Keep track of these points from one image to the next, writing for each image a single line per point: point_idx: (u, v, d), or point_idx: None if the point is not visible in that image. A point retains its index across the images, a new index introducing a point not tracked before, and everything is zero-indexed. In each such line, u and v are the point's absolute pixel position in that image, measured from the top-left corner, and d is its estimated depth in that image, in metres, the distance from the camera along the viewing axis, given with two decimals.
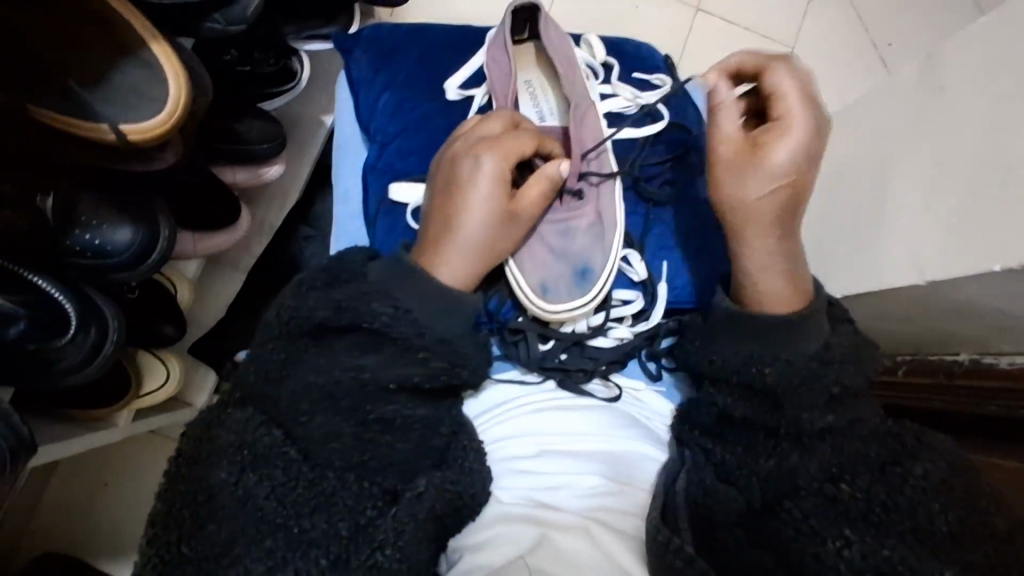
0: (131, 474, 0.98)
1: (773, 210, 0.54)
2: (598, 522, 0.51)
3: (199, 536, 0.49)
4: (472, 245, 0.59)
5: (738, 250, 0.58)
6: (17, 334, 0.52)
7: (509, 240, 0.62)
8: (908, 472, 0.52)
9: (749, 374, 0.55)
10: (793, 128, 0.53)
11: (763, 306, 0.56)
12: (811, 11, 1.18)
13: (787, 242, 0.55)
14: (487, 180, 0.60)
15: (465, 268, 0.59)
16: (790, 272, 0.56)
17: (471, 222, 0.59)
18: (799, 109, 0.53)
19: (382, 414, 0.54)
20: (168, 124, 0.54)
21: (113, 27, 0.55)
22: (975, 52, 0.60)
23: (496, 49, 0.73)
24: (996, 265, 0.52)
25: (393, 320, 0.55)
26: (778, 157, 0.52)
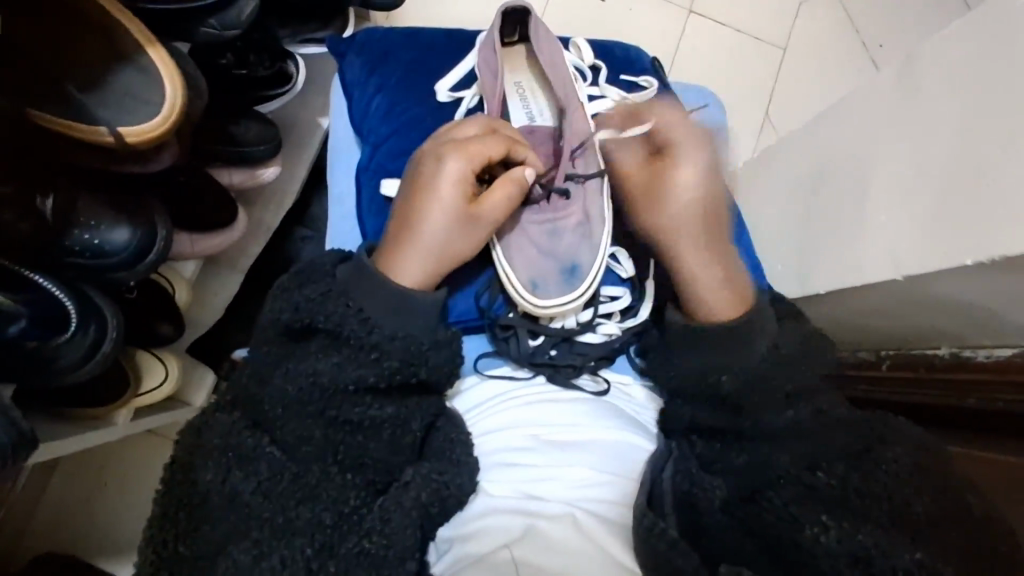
0: (129, 472, 0.99)
1: (693, 220, 0.65)
2: (580, 509, 0.52)
3: (192, 536, 0.51)
4: (424, 246, 0.59)
5: (700, 265, 0.63)
6: (17, 332, 0.54)
7: (468, 244, 0.62)
8: (880, 459, 0.54)
9: (721, 374, 0.59)
10: (678, 164, 0.68)
11: (710, 314, 0.62)
12: (802, 13, 1.19)
13: (714, 248, 0.64)
14: (447, 182, 0.61)
15: (421, 269, 0.59)
16: (721, 275, 0.63)
17: (428, 224, 0.60)
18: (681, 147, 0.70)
19: (349, 417, 0.55)
20: (166, 126, 0.56)
21: (109, 32, 0.56)
22: (947, 52, 0.61)
23: (487, 51, 0.74)
24: (968, 261, 0.54)
25: (344, 318, 0.56)
26: (681, 183, 0.67)
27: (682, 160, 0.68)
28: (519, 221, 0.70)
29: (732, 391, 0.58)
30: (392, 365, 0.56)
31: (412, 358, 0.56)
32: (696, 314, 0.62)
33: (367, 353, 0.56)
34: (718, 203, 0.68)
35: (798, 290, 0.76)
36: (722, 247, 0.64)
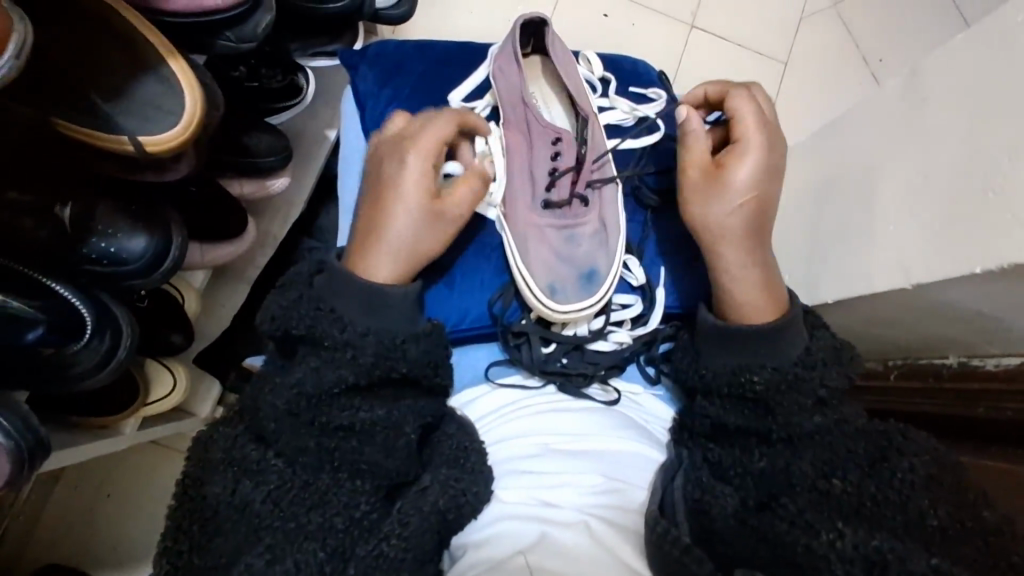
0: (135, 484, 0.98)
1: (745, 224, 0.60)
2: (596, 517, 0.52)
3: (206, 549, 0.51)
4: (392, 246, 0.59)
5: (726, 255, 0.61)
6: (34, 338, 0.54)
7: (434, 240, 0.62)
8: (893, 465, 0.53)
9: (742, 381, 0.58)
10: (745, 157, 0.61)
11: (744, 316, 0.60)
12: (802, 29, 1.21)
13: (760, 253, 0.61)
14: (409, 180, 0.61)
15: (394, 268, 0.60)
16: (761, 283, 0.60)
17: (391, 222, 0.60)
18: (755, 134, 0.62)
19: (339, 421, 0.55)
20: (185, 135, 0.57)
21: (133, 43, 0.57)
22: (948, 65, 0.62)
23: (504, 60, 0.74)
24: (977, 268, 0.54)
25: (324, 320, 0.56)
26: (736, 179, 0.60)
27: (753, 150, 0.61)
28: (536, 228, 0.71)
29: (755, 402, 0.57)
30: (375, 362, 0.56)
31: (386, 353, 0.56)
32: (727, 313, 0.61)
33: (345, 354, 0.55)
34: (769, 199, 0.61)
35: (806, 299, 0.76)
36: (764, 258, 0.61)
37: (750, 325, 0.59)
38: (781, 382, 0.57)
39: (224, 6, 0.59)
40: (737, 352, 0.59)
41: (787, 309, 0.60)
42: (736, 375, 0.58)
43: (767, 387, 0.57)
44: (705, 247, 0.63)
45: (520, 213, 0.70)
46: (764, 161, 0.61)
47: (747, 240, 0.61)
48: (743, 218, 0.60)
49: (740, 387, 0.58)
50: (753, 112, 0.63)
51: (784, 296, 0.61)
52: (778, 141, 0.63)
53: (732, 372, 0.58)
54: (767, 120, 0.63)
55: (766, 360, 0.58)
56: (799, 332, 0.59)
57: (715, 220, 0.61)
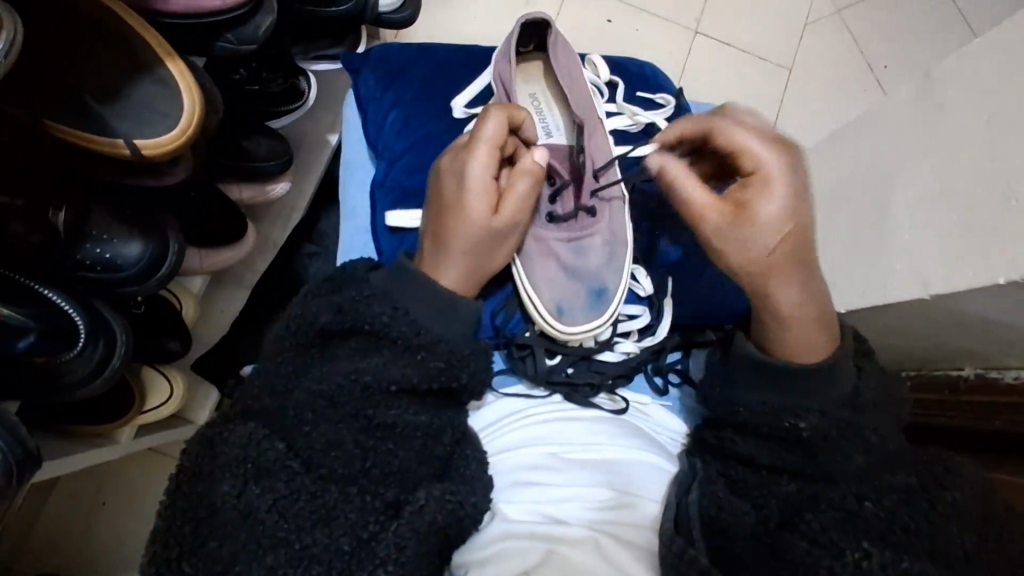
0: (130, 493, 0.96)
1: (790, 257, 0.54)
2: (605, 533, 0.51)
3: (200, 552, 0.49)
4: (458, 251, 0.59)
5: (782, 296, 0.55)
6: (26, 347, 0.51)
7: (499, 245, 0.61)
8: (936, 497, 0.51)
9: (784, 426, 0.55)
10: (769, 182, 0.55)
11: (795, 356, 0.56)
12: (808, 35, 1.20)
13: (811, 281, 0.56)
14: (472, 188, 0.59)
15: (459, 274, 0.59)
16: (816, 318, 0.56)
17: (458, 228, 0.59)
18: (771, 156, 0.56)
19: (383, 419, 0.54)
20: (180, 141, 0.55)
21: (129, 45, 0.56)
22: (967, 71, 0.61)
23: (502, 64, 0.73)
24: (1000, 279, 0.53)
25: (393, 320, 0.56)
26: (767, 215, 0.54)
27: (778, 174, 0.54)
28: (544, 241, 0.69)
29: (798, 428, 0.55)
30: (437, 365, 0.56)
31: (456, 362, 0.57)
32: (774, 351, 0.57)
33: (361, 367, 0.54)
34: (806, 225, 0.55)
35: None
36: (811, 278, 0.56)
37: (794, 364, 0.56)
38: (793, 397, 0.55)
39: (225, 7, 0.58)
40: (772, 394, 0.57)
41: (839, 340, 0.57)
42: (776, 418, 0.56)
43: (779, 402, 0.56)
44: (752, 289, 0.57)
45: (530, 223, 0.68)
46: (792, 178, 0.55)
47: (796, 272, 0.55)
48: (787, 255, 0.54)
49: (781, 430, 0.56)
50: (751, 135, 0.57)
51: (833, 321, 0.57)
52: (798, 157, 0.57)
53: (774, 413, 0.56)
54: (771, 138, 0.57)
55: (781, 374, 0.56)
56: (850, 370, 0.57)
57: (757, 262, 0.55)
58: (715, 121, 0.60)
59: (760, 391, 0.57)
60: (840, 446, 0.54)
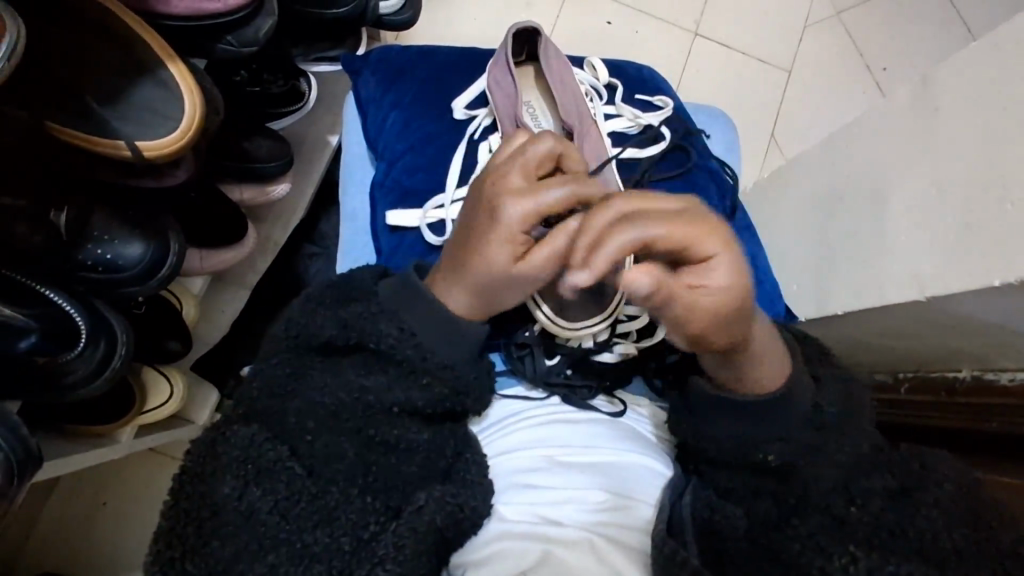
0: (131, 493, 0.97)
1: (728, 346, 0.47)
2: (601, 536, 0.52)
3: (202, 552, 0.49)
4: (473, 284, 0.54)
5: (752, 362, 0.53)
6: (27, 347, 0.52)
7: (523, 289, 0.54)
8: (921, 501, 0.51)
9: (756, 458, 0.55)
10: (706, 276, 0.43)
11: (755, 385, 0.54)
12: (807, 37, 1.21)
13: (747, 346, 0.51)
14: (499, 226, 0.50)
15: (468, 304, 0.56)
16: (780, 353, 0.54)
17: (479, 263, 0.52)
18: (704, 246, 0.42)
19: (382, 435, 0.54)
20: (171, 151, 0.56)
21: (131, 48, 0.56)
22: (962, 75, 0.61)
23: (498, 71, 0.73)
24: (996, 281, 0.53)
25: (390, 334, 0.56)
26: (699, 303, 0.43)
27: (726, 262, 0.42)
28: None
29: (768, 460, 0.55)
30: (444, 391, 0.56)
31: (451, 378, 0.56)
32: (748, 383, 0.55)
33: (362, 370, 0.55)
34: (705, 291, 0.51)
35: (815, 312, 0.75)
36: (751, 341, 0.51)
37: (758, 394, 0.54)
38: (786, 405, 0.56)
39: (226, 10, 0.58)
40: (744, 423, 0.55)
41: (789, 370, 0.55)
42: (749, 451, 0.55)
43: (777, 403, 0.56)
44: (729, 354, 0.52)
45: None
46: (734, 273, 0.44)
47: (725, 342, 0.47)
48: (698, 344, 0.48)
49: (754, 461, 0.55)
50: (682, 215, 0.42)
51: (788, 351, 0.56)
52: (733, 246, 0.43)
53: (738, 445, 0.55)
54: (702, 216, 0.43)
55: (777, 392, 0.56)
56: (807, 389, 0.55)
57: (712, 348, 0.48)
58: (608, 224, 0.40)
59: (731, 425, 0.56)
60: (838, 449, 0.54)
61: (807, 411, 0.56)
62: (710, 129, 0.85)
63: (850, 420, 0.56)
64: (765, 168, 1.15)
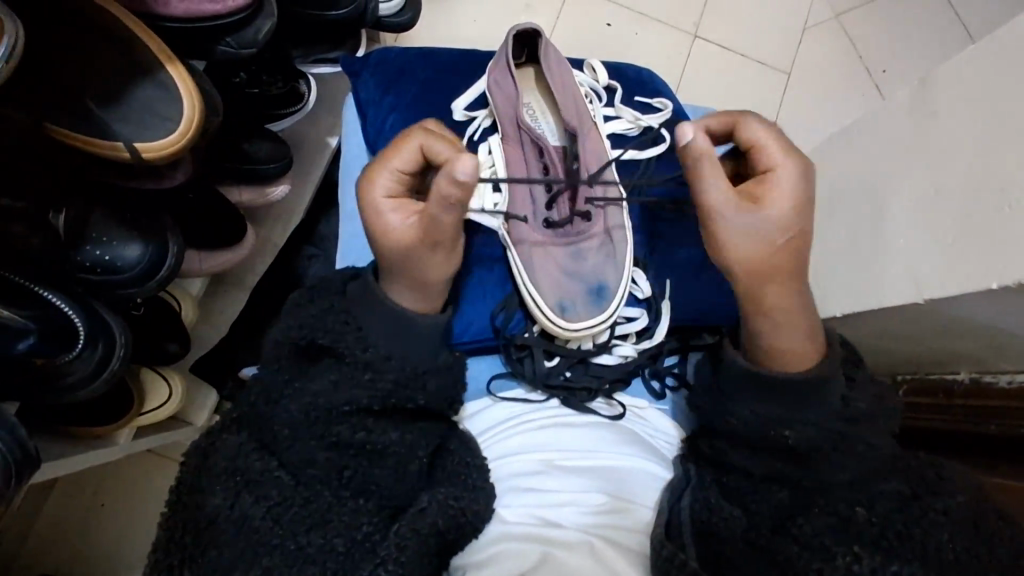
0: (129, 495, 0.97)
1: (756, 259, 0.56)
2: (600, 537, 0.52)
3: (200, 558, 0.48)
4: (397, 271, 0.57)
5: (775, 300, 0.56)
6: (25, 349, 0.52)
7: (427, 260, 0.56)
8: (930, 505, 0.51)
9: (772, 436, 0.55)
10: (781, 181, 0.57)
11: (791, 362, 0.57)
12: (806, 39, 1.21)
13: (781, 291, 0.56)
14: (370, 208, 0.57)
15: (402, 288, 0.58)
16: (806, 328, 0.57)
17: (386, 249, 0.57)
18: (780, 162, 0.58)
19: (347, 440, 0.53)
20: (174, 147, 0.56)
21: (131, 51, 0.56)
22: (962, 77, 0.61)
23: (500, 73, 0.73)
24: (994, 283, 0.53)
25: (380, 331, 0.56)
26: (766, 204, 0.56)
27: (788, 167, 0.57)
28: (542, 244, 0.70)
29: (785, 437, 0.55)
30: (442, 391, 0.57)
31: (438, 372, 0.57)
32: (759, 358, 0.58)
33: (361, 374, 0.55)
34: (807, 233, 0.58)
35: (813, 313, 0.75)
36: (790, 279, 0.56)
37: (797, 373, 0.56)
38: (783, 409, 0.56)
39: (226, 11, 0.58)
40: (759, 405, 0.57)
41: (824, 349, 0.58)
42: (764, 432, 0.56)
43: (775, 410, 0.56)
44: (742, 291, 0.57)
45: (521, 230, 0.69)
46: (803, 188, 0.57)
47: (768, 267, 0.56)
48: (761, 261, 0.56)
49: (767, 441, 0.55)
50: (778, 144, 0.59)
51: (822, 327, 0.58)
52: (807, 169, 0.58)
53: (762, 430, 0.56)
54: (786, 143, 0.59)
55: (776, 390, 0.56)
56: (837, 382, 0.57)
57: (771, 263, 0.56)
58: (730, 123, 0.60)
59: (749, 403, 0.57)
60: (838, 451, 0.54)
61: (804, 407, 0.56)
62: None
63: (847, 418, 0.56)
64: None
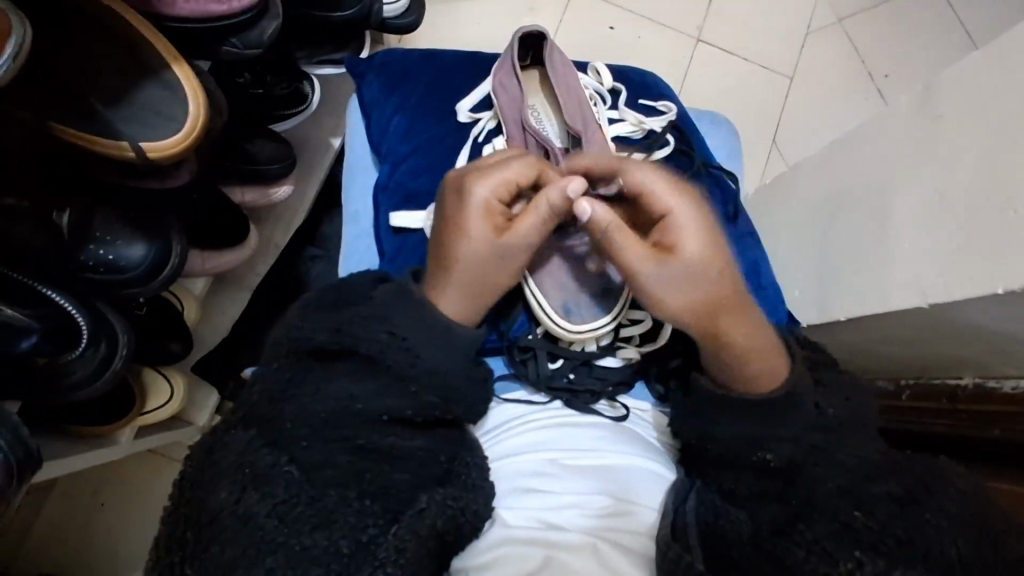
0: (128, 494, 0.96)
1: (702, 298, 0.59)
2: (604, 540, 0.51)
3: (200, 558, 0.49)
4: (465, 277, 0.61)
5: (726, 337, 0.59)
6: (29, 347, 0.51)
7: (501, 273, 0.62)
8: (929, 507, 0.50)
9: (756, 457, 0.56)
10: (679, 225, 0.60)
11: (749, 386, 0.59)
12: (808, 44, 1.21)
13: (733, 321, 0.60)
14: (470, 210, 0.61)
15: (460, 298, 0.61)
16: (768, 348, 0.60)
17: (467, 252, 0.61)
18: (669, 197, 0.61)
19: (377, 444, 0.54)
20: (184, 143, 0.56)
21: (137, 50, 0.56)
22: (966, 83, 0.61)
23: (504, 76, 0.73)
24: (999, 288, 0.53)
25: (387, 346, 0.57)
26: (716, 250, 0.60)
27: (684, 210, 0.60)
28: (546, 247, 0.70)
29: (768, 459, 0.56)
30: (452, 392, 0.59)
31: (423, 388, 0.57)
32: (730, 385, 0.60)
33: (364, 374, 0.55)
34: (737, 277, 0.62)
35: (816, 318, 0.76)
36: (741, 312, 0.60)
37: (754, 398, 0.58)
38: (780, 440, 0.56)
39: (231, 12, 0.58)
40: (737, 417, 0.59)
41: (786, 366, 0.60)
42: (748, 450, 0.57)
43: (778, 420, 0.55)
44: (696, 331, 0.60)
45: None
46: (701, 223, 0.61)
47: (716, 302, 0.59)
48: (713, 301, 0.59)
49: (753, 463, 0.56)
50: (653, 178, 0.62)
51: (781, 353, 0.61)
52: (706, 211, 0.62)
53: (743, 445, 0.57)
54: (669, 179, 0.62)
55: (772, 414, 0.58)
56: (809, 387, 0.59)
57: (702, 300, 0.59)
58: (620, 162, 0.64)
59: (731, 422, 0.59)
60: (836, 462, 0.54)
61: (799, 416, 0.58)
62: (713, 134, 0.85)
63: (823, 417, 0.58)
64: (767, 174, 1.16)
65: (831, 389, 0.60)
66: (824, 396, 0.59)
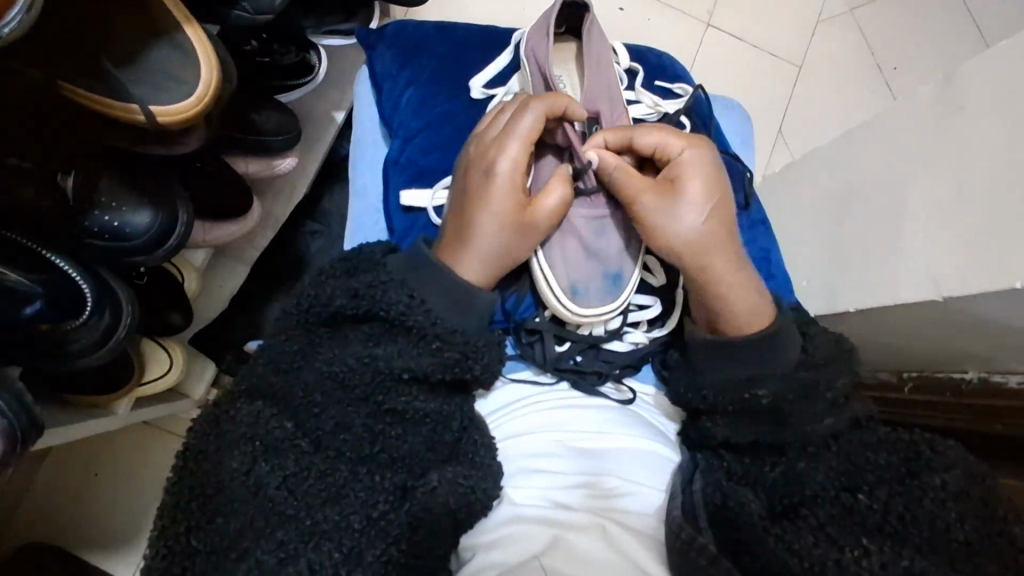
0: (122, 465, 0.96)
1: (704, 228, 0.60)
2: (611, 520, 0.50)
3: (206, 529, 0.49)
4: (489, 247, 0.59)
5: (721, 269, 0.59)
6: (32, 313, 0.51)
7: (522, 242, 0.60)
8: (927, 484, 0.51)
9: (747, 396, 0.57)
10: (689, 165, 0.62)
11: (738, 326, 0.59)
12: (819, 32, 1.19)
13: (733, 255, 0.60)
14: (496, 181, 0.60)
15: (482, 265, 0.59)
16: (755, 287, 0.60)
17: (489, 222, 0.59)
18: (676, 143, 0.63)
19: (394, 405, 0.55)
20: (197, 108, 0.55)
21: (147, 10, 0.55)
22: (987, 74, 0.60)
23: (536, 39, 0.72)
24: (1016, 284, 0.53)
25: (410, 310, 0.56)
26: (717, 186, 0.62)
27: (692, 153, 0.62)
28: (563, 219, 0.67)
29: (759, 397, 0.57)
30: (453, 356, 0.56)
31: (427, 359, 0.56)
32: (721, 326, 0.60)
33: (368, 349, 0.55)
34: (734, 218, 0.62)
35: (824, 308, 0.76)
36: (738, 250, 0.61)
37: (747, 336, 0.58)
38: (790, 390, 0.57)
39: None
40: (734, 366, 0.59)
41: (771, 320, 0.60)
42: (740, 390, 0.57)
43: (795, 387, 0.57)
44: (692, 265, 0.60)
45: None
46: (708, 168, 0.62)
47: (719, 234, 0.60)
48: (714, 232, 0.60)
49: (745, 402, 0.57)
50: (662, 131, 0.64)
51: (771, 300, 0.61)
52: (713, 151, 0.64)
53: (739, 386, 0.58)
54: (677, 131, 0.64)
55: (779, 360, 0.58)
56: (791, 336, 0.59)
57: (701, 233, 0.60)
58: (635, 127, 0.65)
59: (722, 368, 0.59)
60: (824, 404, 0.57)
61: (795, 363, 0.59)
62: (728, 119, 0.84)
63: (839, 388, 0.58)
64: (772, 164, 1.15)
65: (813, 340, 0.61)
66: (832, 360, 0.59)
